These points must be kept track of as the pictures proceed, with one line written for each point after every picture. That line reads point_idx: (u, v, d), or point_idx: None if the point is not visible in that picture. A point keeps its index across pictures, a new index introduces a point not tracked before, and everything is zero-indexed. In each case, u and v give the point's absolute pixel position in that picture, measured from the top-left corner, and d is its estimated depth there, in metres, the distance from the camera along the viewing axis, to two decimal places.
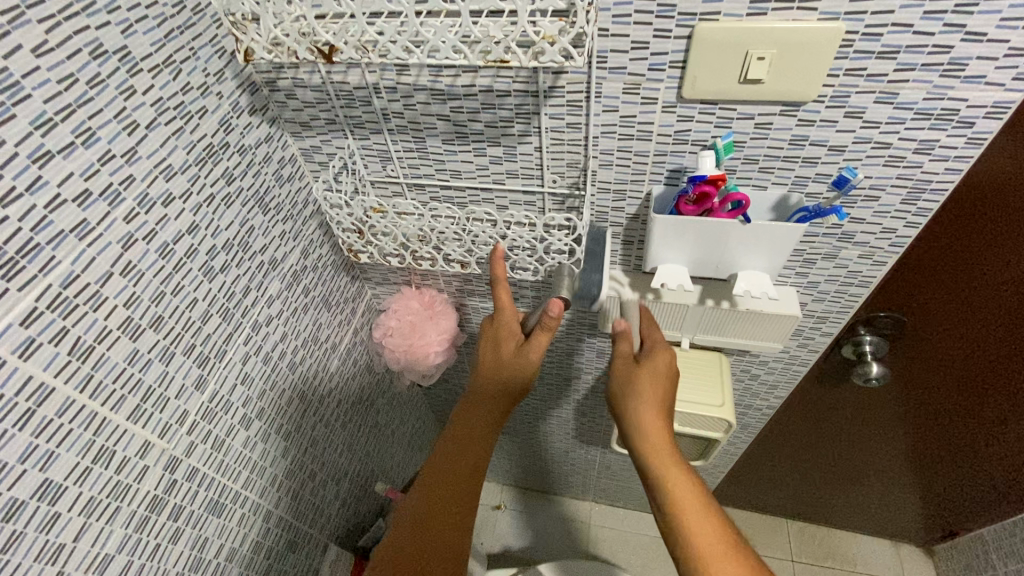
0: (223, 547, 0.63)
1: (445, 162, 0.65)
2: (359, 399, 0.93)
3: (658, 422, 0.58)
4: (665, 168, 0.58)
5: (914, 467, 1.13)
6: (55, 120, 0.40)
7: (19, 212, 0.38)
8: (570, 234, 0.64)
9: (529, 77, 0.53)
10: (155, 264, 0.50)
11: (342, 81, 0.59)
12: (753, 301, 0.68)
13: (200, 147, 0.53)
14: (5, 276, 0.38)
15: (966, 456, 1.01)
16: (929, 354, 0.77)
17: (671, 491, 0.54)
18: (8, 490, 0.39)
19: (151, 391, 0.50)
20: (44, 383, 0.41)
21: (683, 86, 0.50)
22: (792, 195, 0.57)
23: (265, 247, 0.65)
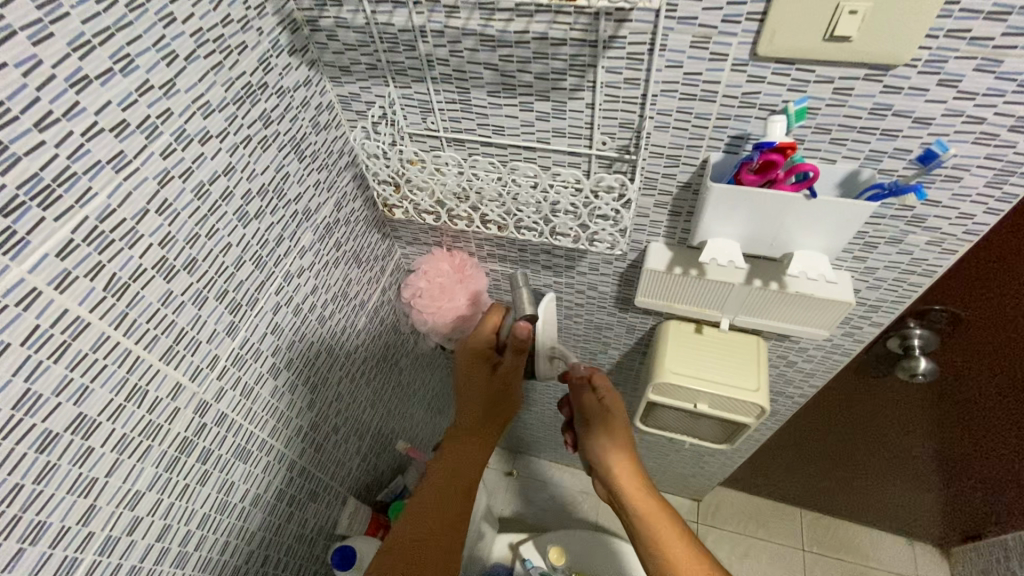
0: (249, 492, 0.63)
1: (488, 116, 0.62)
2: (384, 356, 0.93)
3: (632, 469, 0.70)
4: (726, 134, 0.54)
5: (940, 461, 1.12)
6: (93, 43, 0.38)
7: (57, 137, 0.37)
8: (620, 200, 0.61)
9: (589, 24, 0.49)
10: (191, 204, 0.48)
11: (387, 23, 0.55)
12: (807, 285, 0.63)
13: (238, 85, 0.51)
14: (42, 204, 0.36)
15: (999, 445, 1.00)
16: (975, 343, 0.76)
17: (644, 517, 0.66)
18: (43, 422, 0.39)
19: (184, 334, 0.50)
20: (80, 317, 0.40)
21: (759, 42, 0.46)
22: (864, 170, 0.53)
23: (300, 197, 0.63)
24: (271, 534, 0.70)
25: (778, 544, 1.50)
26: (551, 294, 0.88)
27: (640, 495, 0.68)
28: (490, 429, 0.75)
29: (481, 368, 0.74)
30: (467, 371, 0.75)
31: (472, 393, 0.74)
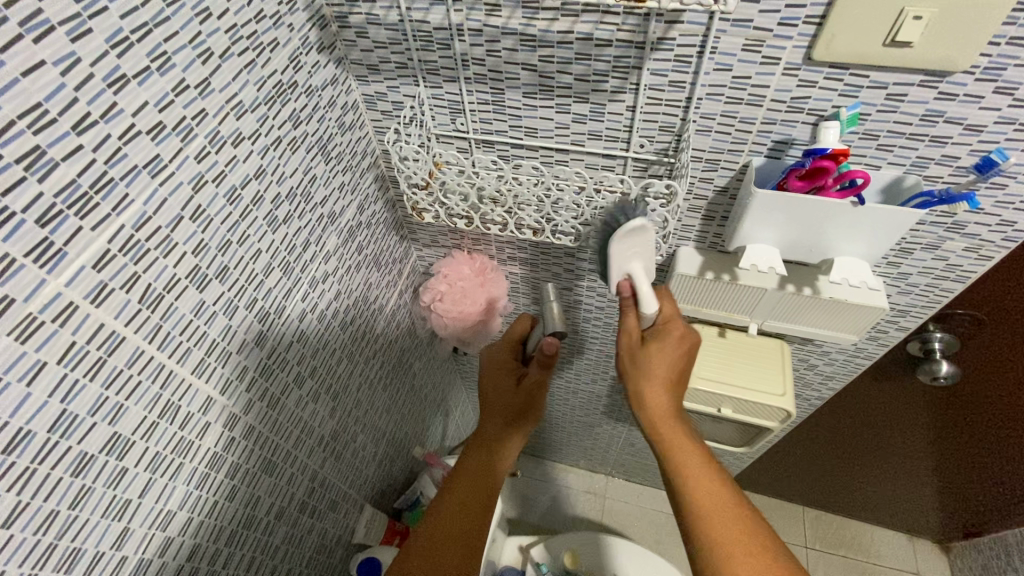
0: (274, 505, 0.61)
1: (521, 117, 0.60)
2: (399, 361, 0.91)
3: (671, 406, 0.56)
4: (770, 139, 0.53)
5: (943, 465, 1.13)
6: (131, 40, 0.35)
7: (94, 141, 0.34)
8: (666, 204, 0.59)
9: (638, 25, 0.48)
10: (223, 210, 0.46)
11: (422, 20, 0.53)
12: (842, 290, 0.63)
13: (269, 84, 0.49)
14: (79, 213, 0.34)
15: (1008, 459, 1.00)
16: (993, 349, 0.76)
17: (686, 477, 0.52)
18: (78, 444, 0.37)
19: (215, 345, 0.48)
20: (115, 332, 0.38)
21: (815, 46, 0.45)
22: (908, 176, 0.52)
23: (326, 200, 0.61)
24: (294, 547, 0.68)
25: (781, 542, 1.51)
26: (572, 297, 0.86)
27: (663, 416, 0.56)
28: (512, 434, 0.69)
29: (505, 379, 0.71)
30: (494, 382, 0.72)
31: (497, 402, 0.70)
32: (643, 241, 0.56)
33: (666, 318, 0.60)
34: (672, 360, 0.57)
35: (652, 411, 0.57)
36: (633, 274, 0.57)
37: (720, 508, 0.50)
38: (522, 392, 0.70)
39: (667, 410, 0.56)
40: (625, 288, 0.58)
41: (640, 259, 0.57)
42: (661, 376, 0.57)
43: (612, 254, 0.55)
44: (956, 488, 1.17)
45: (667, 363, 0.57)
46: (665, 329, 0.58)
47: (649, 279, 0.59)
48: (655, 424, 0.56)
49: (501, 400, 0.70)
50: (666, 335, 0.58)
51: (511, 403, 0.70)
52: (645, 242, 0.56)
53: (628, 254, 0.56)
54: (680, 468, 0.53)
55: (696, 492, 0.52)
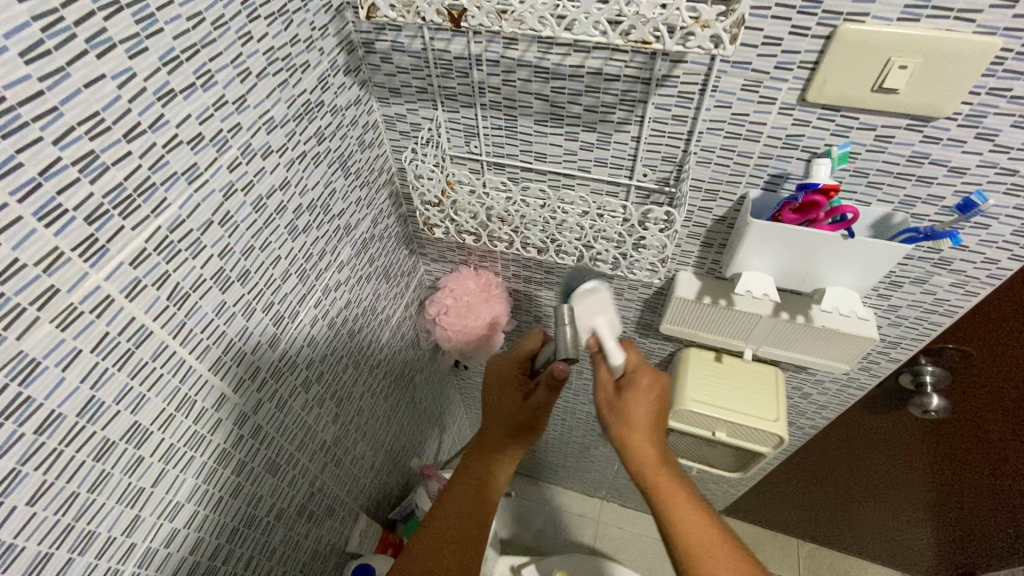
0: (274, 506, 0.63)
1: (532, 143, 0.63)
2: (402, 372, 0.93)
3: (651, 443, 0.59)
4: (766, 172, 0.56)
5: (936, 504, 1.13)
6: (181, 58, 0.39)
7: (142, 148, 0.37)
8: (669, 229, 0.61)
9: (644, 62, 0.51)
10: (249, 217, 0.49)
11: (444, 49, 0.57)
12: (833, 319, 0.65)
13: (299, 102, 0.52)
14: (123, 213, 0.37)
15: (995, 500, 1.00)
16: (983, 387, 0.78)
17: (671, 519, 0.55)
18: (102, 430, 0.39)
19: (232, 345, 0.50)
20: (145, 325, 0.40)
21: (809, 88, 0.48)
22: (896, 214, 0.55)
23: (342, 212, 0.64)
24: (290, 550, 0.68)
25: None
26: None
27: (650, 462, 0.58)
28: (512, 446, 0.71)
29: (512, 394, 0.70)
30: (500, 391, 0.71)
31: (500, 415, 0.70)
32: (600, 300, 0.61)
33: (634, 366, 0.60)
34: (644, 409, 0.59)
35: (634, 438, 0.58)
36: (598, 327, 0.60)
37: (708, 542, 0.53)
38: (528, 408, 0.69)
39: (650, 450, 0.58)
40: (591, 343, 0.60)
41: (604, 313, 0.60)
42: (639, 422, 0.59)
43: (577, 312, 0.60)
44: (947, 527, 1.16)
45: (640, 410, 0.58)
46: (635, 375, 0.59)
47: (616, 331, 0.60)
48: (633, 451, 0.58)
49: (507, 412, 0.70)
50: (639, 384, 0.58)
51: (513, 417, 0.70)
52: (603, 304, 0.61)
53: (589, 311, 0.60)
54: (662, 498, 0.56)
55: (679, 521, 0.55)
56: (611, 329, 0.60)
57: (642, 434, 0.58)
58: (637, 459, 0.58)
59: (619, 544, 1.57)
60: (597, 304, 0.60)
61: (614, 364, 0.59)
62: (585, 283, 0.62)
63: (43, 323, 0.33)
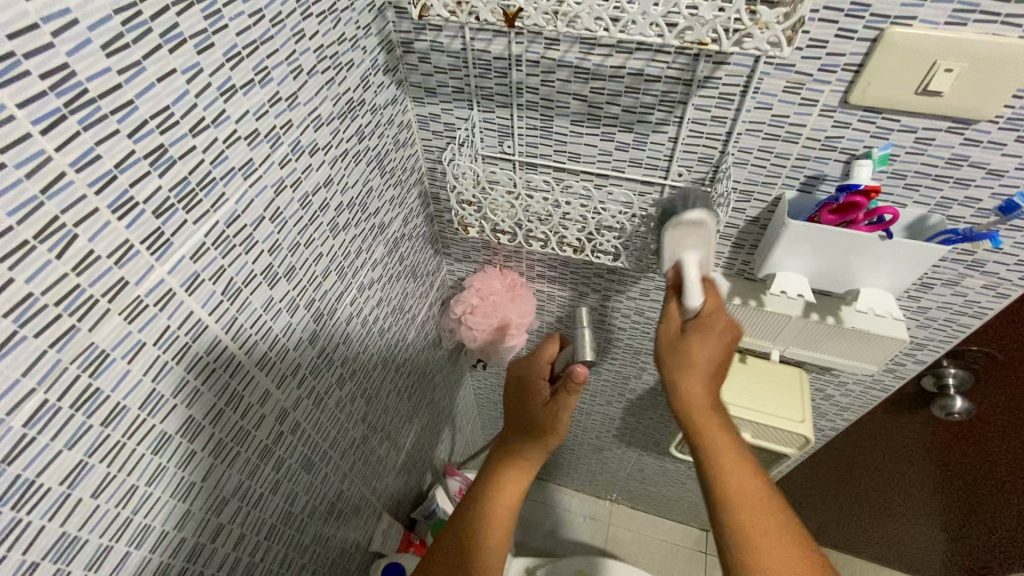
0: (308, 504, 0.63)
1: (567, 143, 0.64)
2: (424, 371, 0.93)
3: (706, 389, 0.53)
4: (803, 174, 0.57)
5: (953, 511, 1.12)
6: (242, 54, 0.39)
7: (205, 143, 0.37)
8: (708, 229, 0.60)
9: (687, 64, 0.52)
10: (297, 213, 0.49)
11: (483, 50, 0.57)
12: (863, 319, 0.65)
13: (343, 100, 0.53)
14: (186, 207, 0.37)
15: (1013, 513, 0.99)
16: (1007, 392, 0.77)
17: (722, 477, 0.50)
18: (160, 423, 0.39)
19: (276, 340, 0.50)
20: (201, 319, 0.40)
21: (851, 91, 0.49)
22: (932, 215, 0.56)
23: (378, 211, 0.64)
24: (321, 547, 0.68)
25: None
26: (595, 316, 0.89)
27: (703, 410, 0.52)
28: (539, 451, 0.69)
29: (534, 397, 0.69)
30: (523, 396, 0.70)
31: (522, 418, 0.70)
32: (702, 234, 0.52)
33: (711, 310, 0.53)
34: (714, 351, 0.53)
35: (697, 407, 0.52)
36: (684, 261, 0.53)
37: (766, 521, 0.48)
38: (548, 412, 0.68)
39: (711, 419, 0.52)
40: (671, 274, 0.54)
41: (697, 248, 0.53)
42: (700, 366, 0.53)
43: (666, 242, 0.53)
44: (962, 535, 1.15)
45: (706, 359, 0.53)
46: (704, 326, 0.53)
47: (702, 269, 0.54)
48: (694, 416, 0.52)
49: (528, 414, 0.69)
50: (703, 334, 0.52)
51: (535, 419, 0.69)
52: (701, 235, 0.52)
53: (681, 244, 0.53)
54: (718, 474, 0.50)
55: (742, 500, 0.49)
56: (700, 265, 0.54)
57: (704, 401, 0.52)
58: (690, 407, 0.53)
59: (630, 546, 1.57)
60: (693, 235, 0.52)
61: (690, 304, 0.53)
62: (690, 207, 0.52)
63: (113, 315, 0.33)
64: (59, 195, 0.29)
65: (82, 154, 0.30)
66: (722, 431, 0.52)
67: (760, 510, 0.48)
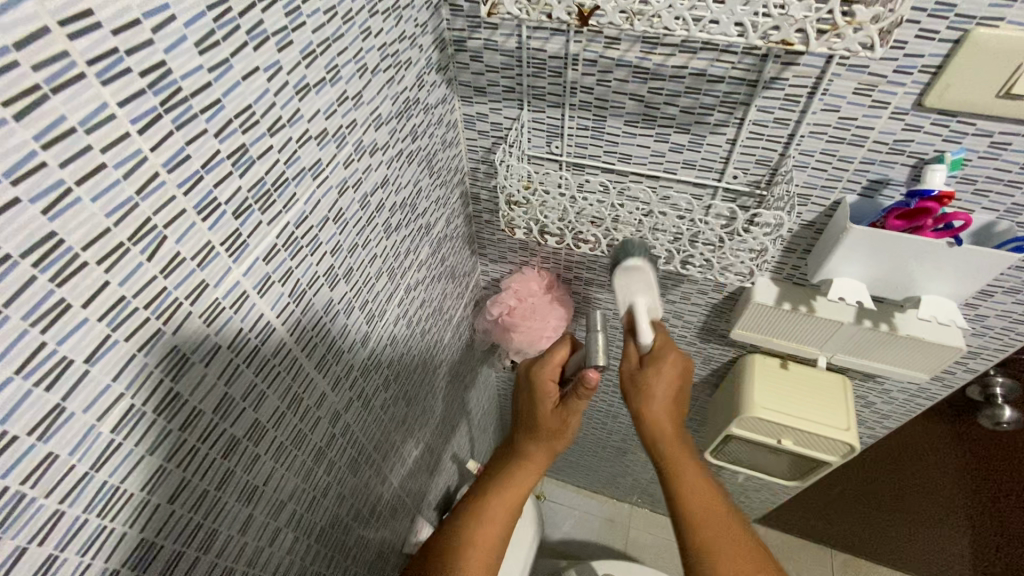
0: (353, 506, 0.62)
1: (618, 144, 0.63)
2: (456, 372, 0.93)
3: (670, 417, 0.58)
4: (866, 178, 0.56)
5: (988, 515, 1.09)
6: (317, 52, 0.38)
7: (280, 143, 0.37)
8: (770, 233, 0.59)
9: (754, 64, 0.50)
10: (356, 213, 0.48)
11: (539, 49, 0.56)
12: (919, 327, 0.64)
13: (400, 99, 0.52)
14: (262, 207, 0.36)
15: None
16: None
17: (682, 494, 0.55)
18: (230, 427, 0.38)
19: (333, 342, 0.49)
20: (270, 322, 0.40)
21: (927, 93, 0.47)
22: (1000, 222, 0.54)
23: (425, 211, 0.64)
24: (360, 551, 0.68)
25: None
26: None
27: (668, 438, 0.57)
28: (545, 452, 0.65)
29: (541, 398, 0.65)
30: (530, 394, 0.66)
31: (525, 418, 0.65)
32: (643, 279, 0.62)
33: (661, 346, 0.58)
34: (665, 394, 0.57)
35: (653, 420, 0.57)
36: (636, 306, 0.60)
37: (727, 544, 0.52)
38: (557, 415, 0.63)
39: (681, 452, 0.56)
40: (625, 319, 0.61)
41: (644, 294, 0.61)
42: (664, 399, 0.57)
43: (618, 287, 0.62)
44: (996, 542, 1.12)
45: (664, 387, 0.57)
46: (664, 363, 0.57)
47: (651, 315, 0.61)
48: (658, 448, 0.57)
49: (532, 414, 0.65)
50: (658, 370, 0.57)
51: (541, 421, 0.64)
52: (644, 280, 0.61)
53: (629, 289, 0.62)
54: (681, 490, 0.55)
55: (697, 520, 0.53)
56: (648, 310, 0.61)
57: (664, 388, 0.57)
58: (653, 429, 0.57)
59: (651, 550, 1.56)
60: (636, 282, 0.61)
61: (644, 342, 0.58)
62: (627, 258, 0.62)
63: (194, 318, 0.33)
64: (151, 195, 0.28)
65: (174, 154, 0.29)
66: (680, 454, 0.56)
67: (721, 529, 0.53)
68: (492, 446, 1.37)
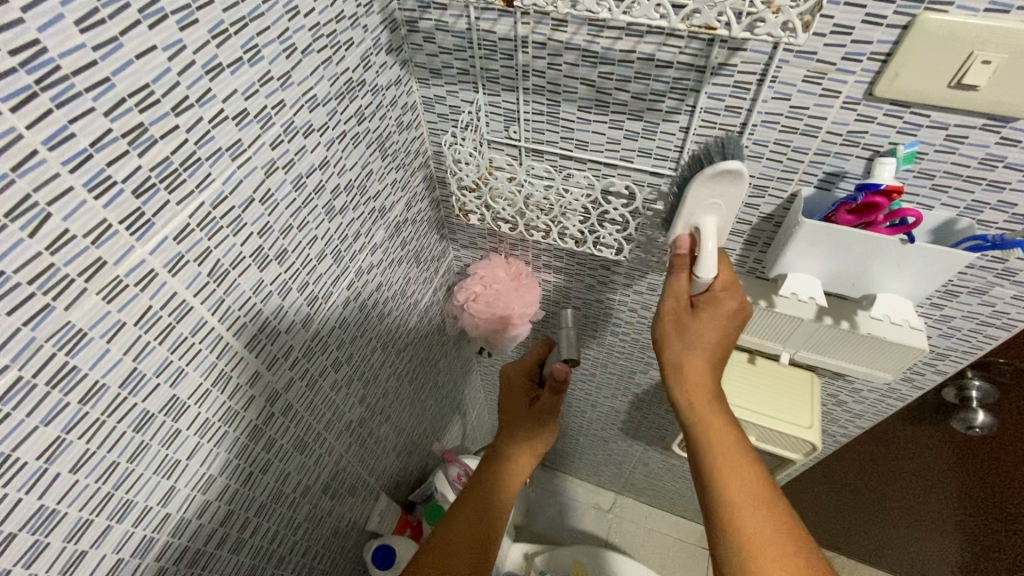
0: (301, 483, 0.63)
1: (573, 130, 0.61)
2: (427, 356, 0.93)
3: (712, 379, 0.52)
4: (821, 170, 0.54)
5: (957, 518, 1.07)
6: (230, 32, 0.38)
7: (189, 122, 0.37)
8: None
9: (700, 49, 0.49)
10: (289, 195, 0.48)
11: (489, 30, 0.55)
12: (881, 327, 0.62)
13: (341, 80, 0.51)
14: (168, 187, 0.37)
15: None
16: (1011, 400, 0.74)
17: (712, 444, 0.50)
18: (142, 402, 0.39)
19: (267, 323, 0.50)
20: (185, 301, 0.40)
21: (877, 82, 0.45)
22: (960, 219, 0.52)
23: (378, 194, 0.64)
24: (314, 526, 0.69)
25: None
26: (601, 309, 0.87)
27: (711, 416, 0.51)
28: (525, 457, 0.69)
29: (519, 397, 0.72)
30: (510, 395, 0.73)
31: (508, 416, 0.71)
32: (732, 191, 0.47)
33: (721, 285, 0.51)
34: (717, 333, 0.51)
35: (702, 419, 0.51)
36: (704, 226, 0.50)
37: (774, 528, 0.46)
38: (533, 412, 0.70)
39: (702, 381, 0.52)
40: (684, 240, 0.51)
41: (717, 213, 0.50)
42: (712, 347, 0.52)
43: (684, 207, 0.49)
44: (984, 557, 1.09)
45: (716, 333, 0.51)
46: (707, 310, 0.51)
47: (720, 237, 0.51)
48: (696, 417, 0.51)
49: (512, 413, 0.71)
50: (700, 313, 0.51)
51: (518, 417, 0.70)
52: (737, 191, 0.47)
53: (703, 201, 0.49)
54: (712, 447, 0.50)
55: (742, 513, 0.47)
56: (721, 231, 0.51)
57: (715, 352, 0.52)
58: (690, 387, 0.52)
59: (633, 538, 1.57)
60: (726, 193, 0.48)
61: (701, 278, 0.51)
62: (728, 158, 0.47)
63: (91, 295, 0.33)
64: (30, 173, 0.29)
65: (55, 132, 0.29)
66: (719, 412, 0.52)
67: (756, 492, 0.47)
68: (478, 430, 1.39)
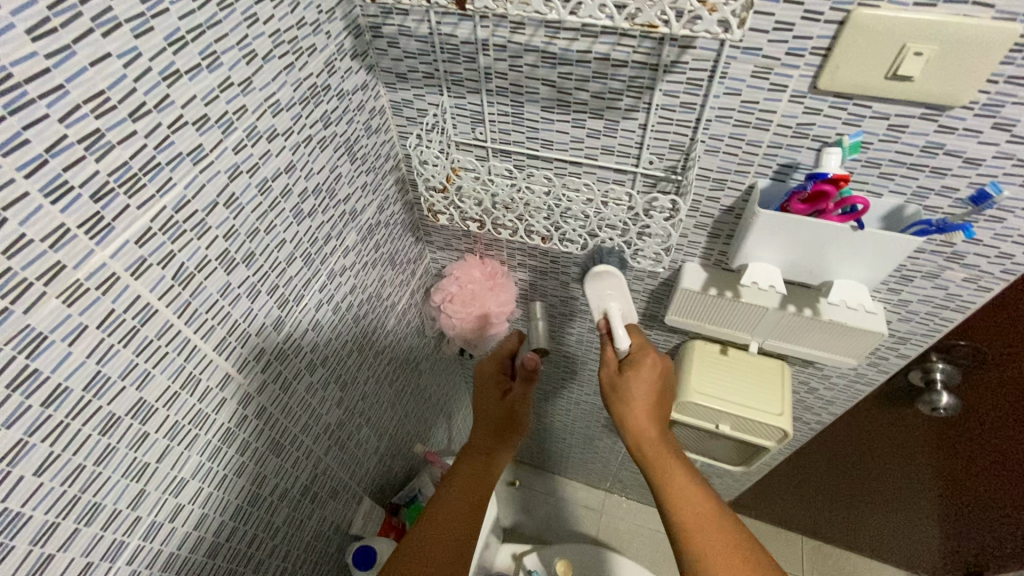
0: (278, 486, 0.64)
1: (538, 130, 0.63)
2: (407, 358, 0.94)
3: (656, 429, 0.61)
4: (775, 162, 0.56)
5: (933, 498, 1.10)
6: (187, 39, 0.39)
7: (147, 128, 0.38)
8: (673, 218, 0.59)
9: (653, 48, 0.50)
10: (254, 199, 0.49)
11: (450, 34, 0.56)
12: (841, 313, 0.64)
13: (305, 85, 0.52)
14: (128, 191, 0.37)
15: (997, 494, 0.96)
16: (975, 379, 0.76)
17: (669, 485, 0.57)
18: (107, 405, 0.39)
19: (237, 325, 0.51)
20: (150, 304, 0.41)
21: (820, 76, 0.47)
22: (908, 205, 0.54)
23: (348, 197, 0.64)
24: (294, 530, 0.70)
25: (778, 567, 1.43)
26: (577, 306, 0.89)
27: (652, 440, 0.60)
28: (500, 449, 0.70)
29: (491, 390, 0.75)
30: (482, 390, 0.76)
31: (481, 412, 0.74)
32: (614, 284, 0.68)
33: (638, 349, 0.65)
34: (648, 390, 0.62)
35: (651, 453, 0.60)
36: (610, 313, 0.67)
37: (711, 530, 0.54)
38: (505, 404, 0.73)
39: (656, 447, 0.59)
40: (602, 323, 0.68)
41: (617, 299, 0.68)
42: (642, 407, 0.61)
43: (592, 292, 0.68)
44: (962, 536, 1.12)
45: (641, 398, 0.61)
46: (640, 370, 0.62)
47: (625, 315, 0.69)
48: (643, 450, 0.60)
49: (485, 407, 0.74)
50: (639, 371, 0.62)
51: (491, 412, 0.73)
52: (617, 287, 0.67)
53: (603, 294, 0.67)
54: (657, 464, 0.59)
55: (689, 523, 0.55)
56: (623, 315, 0.69)
57: (651, 396, 0.61)
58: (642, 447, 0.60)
59: (621, 535, 1.57)
60: (608, 287, 0.67)
61: (621, 348, 0.65)
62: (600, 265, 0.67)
63: (50, 298, 0.34)
64: None
65: (9, 138, 0.30)
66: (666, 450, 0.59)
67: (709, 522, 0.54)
68: (463, 432, 1.39)
